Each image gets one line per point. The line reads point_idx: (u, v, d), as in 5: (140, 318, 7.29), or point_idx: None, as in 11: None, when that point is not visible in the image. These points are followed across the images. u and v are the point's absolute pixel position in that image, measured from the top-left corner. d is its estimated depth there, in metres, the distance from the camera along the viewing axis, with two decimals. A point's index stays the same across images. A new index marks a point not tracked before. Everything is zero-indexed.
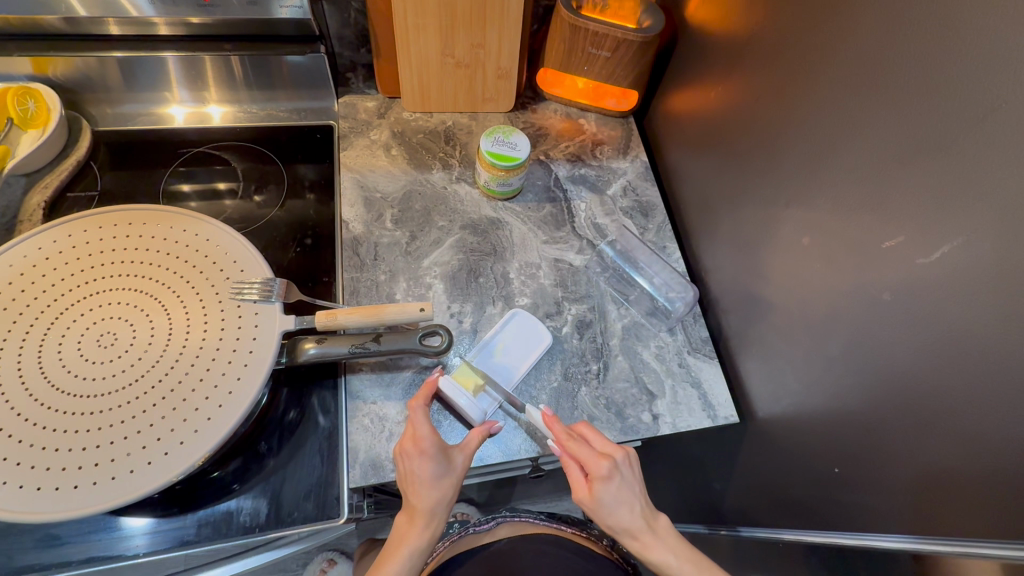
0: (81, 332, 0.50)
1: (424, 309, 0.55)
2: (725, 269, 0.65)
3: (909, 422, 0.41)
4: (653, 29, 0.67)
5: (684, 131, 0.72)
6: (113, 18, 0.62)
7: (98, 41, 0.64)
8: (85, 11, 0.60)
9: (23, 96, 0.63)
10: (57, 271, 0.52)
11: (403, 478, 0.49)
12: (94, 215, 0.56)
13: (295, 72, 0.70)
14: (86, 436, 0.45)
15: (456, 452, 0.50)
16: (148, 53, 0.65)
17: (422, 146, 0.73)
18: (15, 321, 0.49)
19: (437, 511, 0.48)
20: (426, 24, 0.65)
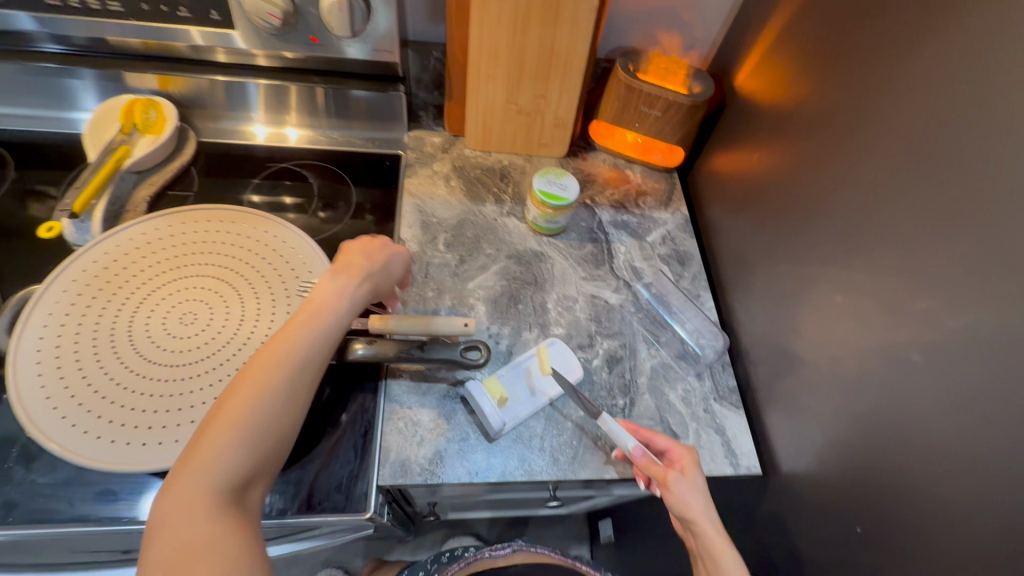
0: (166, 307, 0.56)
1: (467, 324, 0.59)
2: (758, 321, 0.67)
3: (931, 483, 0.42)
4: (703, 95, 0.73)
5: (725, 189, 0.77)
6: (222, 48, 0.71)
7: (209, 67, 0.74)
8: (202, 41, 0.69)
9: (147, 108, 0.72)
10: (155, 254, 0.60)
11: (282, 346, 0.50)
12: (192, 210, 0.63)
13: (369, 104, 0.79)
14: (157, 401, 0.50)
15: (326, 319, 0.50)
16: (249, 79, 0.74)
17: (479, 181, 0.79)
18: (114, 293, 0.56)
19: (271, 385, 0.45)
20: (497, 74, 0.73)
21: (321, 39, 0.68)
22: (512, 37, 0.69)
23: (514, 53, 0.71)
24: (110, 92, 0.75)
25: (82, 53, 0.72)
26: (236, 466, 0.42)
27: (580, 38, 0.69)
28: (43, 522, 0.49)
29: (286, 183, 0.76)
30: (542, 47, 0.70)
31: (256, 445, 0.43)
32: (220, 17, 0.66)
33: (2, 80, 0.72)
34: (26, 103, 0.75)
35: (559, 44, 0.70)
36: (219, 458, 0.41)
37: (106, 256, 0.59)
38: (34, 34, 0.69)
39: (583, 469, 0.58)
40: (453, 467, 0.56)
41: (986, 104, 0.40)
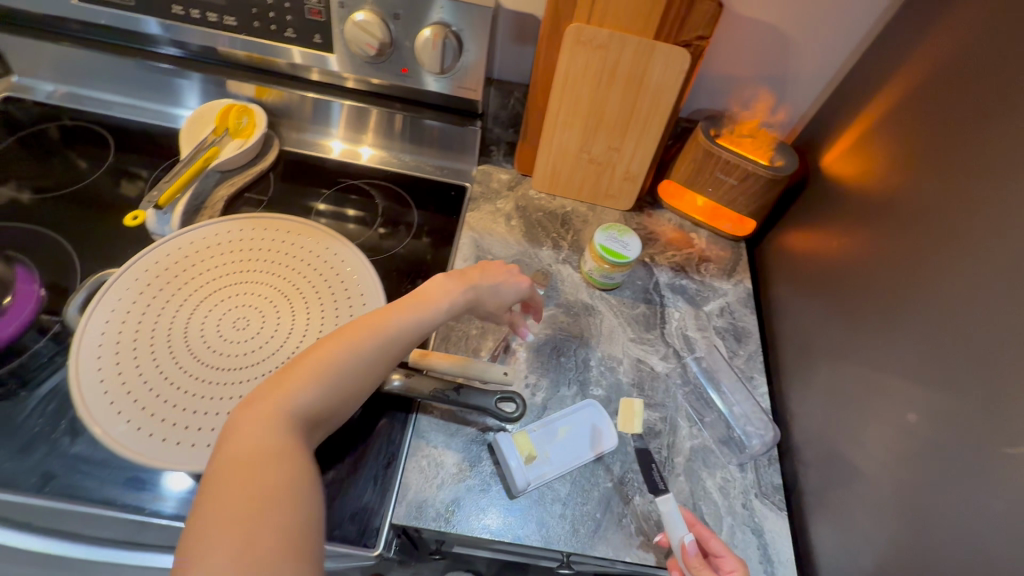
0: (222, 310, 0.59)
1: (508, 373, 0.60)
2: (814, 418, 0.62)
3: None
4: (785, 170, 0.70)
5: (796, 269, 0.72)
6: (315, 68, 0.74)
7: (300, 82, 0.78)
8: (298, 59, 0.72)
9: (241, 114, 0.77)
10: (223, 255, 0.63)
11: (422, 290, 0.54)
12: (263, 216, 0.66)
13: (442, 134, 0.80)
14: (198, 401, 0.52)
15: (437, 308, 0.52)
16: (338, 98, 0.78)
17: (540, 224, 0.79)
18: (179, 288, 0.60)
19: (367, 349, 0.47)
20: (574, 122, 0.73)
21: (410, 69, 0.70)
22: (595, 88, 0.69)
23: (594, 105, 0.71)
24: (210, 94, 0.80)
25: (195, 59, 0.77)
26: (309, 404, 0.44)
27: (663, 98, 0.69)
28: (73, 499, 0.51)
29: (353, 199, 0.78)
30: (623, 103, 0.70)
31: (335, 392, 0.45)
32: (322, 40, 0.69)
33: (120, 73, 0.79)
34: (138, 95, 0.82)
35: (642, 101, 0.70)
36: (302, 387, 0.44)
37: (178, 252, 0.62)
38: (159, 38, 0.75)
39: (604, 546, 0.55)
40: (469, 518, 0.54)
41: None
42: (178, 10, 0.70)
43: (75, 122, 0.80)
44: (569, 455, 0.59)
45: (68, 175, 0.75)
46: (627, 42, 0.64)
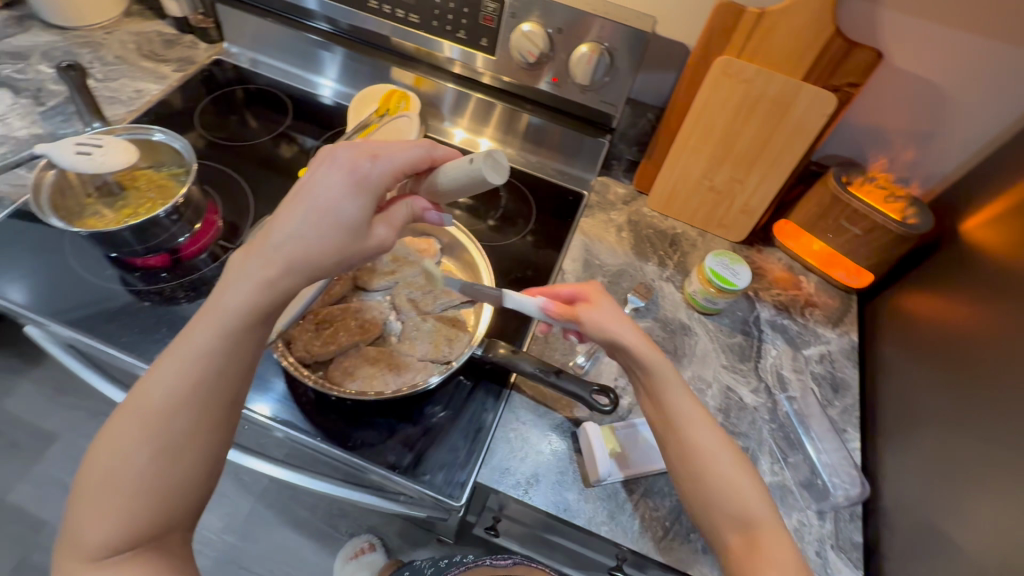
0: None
1: (472, 160, 0.50)
2: (910, 484, 0.60)
3: None
4: (917, 229, 0.69)
5: (912, 331, 0.70)
6: (460, 62, 0.82)
7: (445, 74, 0.86)
8: (449, 53, 0.80)
9: (400, 99, 0.85)
10: None
11: (291, 196, 0.44)
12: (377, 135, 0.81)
13: (566, 139, 0.85)
14: None
15: (325, 206, 0.43)
16: (475, 92, 0.86)
17: (649, 241, 0.82)
18: None
19: (172, 364, 0.42)
20: (702, 149, 0.76)
21: (560, 79, 0.77)
22: (731, 120, 0.71)
23: (727, 135, 0.73)
24: (375, 79, 0.91)
25: (345, 36, 0.88)
26: (163, 396, 0.41)
27: (799, 138, 0.70)
28: None
29: None
30: (757, 137, 0.72)
31: (168, 433, 0.41)
32: (488, 44, 0.77)
33: (306, 50, 0.92)
34: (309, 70, 0.95)
35: (776, 139, 0.71)
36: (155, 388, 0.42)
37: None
38: (314, 13, 0.87)
39: (670, 554, 0.56)
40: (545, 495, 0.58)
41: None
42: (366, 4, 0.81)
43: (260, 87, 0.94)
44: (650, 459, 0.60)
45: (251, 131, 0.88)
46: (774, 80, 0.66)
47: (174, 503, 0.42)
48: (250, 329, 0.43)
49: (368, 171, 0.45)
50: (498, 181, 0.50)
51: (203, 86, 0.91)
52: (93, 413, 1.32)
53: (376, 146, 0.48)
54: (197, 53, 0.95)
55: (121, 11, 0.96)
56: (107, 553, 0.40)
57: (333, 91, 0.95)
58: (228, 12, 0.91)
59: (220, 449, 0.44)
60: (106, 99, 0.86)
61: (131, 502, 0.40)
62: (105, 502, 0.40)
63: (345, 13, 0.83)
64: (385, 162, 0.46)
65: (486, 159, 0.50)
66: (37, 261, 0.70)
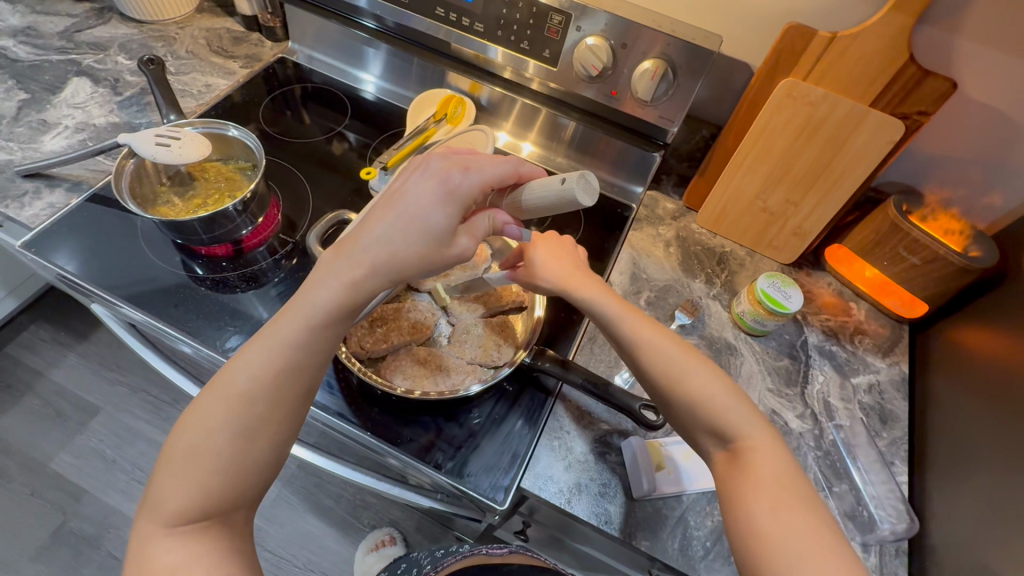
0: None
1: (564, 181, 0.51)
2: (961, 523, 0.59)
3: None
4: (981, 263, 0.67)
5: (968, 366, 0.68)
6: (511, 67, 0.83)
7: (492, 77, 0.88)
8: (498, 58, 0.81)
9: (457, 104, 0.88)
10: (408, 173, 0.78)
11: (387, 201, 0.49)
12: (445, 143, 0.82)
13: (614, 150, 0.86)
14: None
15: (415, 215, 0.47)
16: (524, 97, 0.87)
17: (696, 257, 0.81)
18: None
19: (256, 353, 0.47)
20: (758, 169, 0.75)
21: (620, 92, 0.77)
22: (792, 141, 0.71)
23: (785, 156, 0.72)
24: (431, 83, 0.93)
25: (391, 33, 0.90)
26: (243, 383, 0.46)
27: (861, 163, 0.69)
28: None
29: None
30: (817, 161, 0.71)
31: (245, 416, 0.46)
32: (550, 56, 0.78)
33: (366, 53, 0.94)
34: (353, 65, 0.97)
35: (836, 163, 0.70)
36: (237, 372, 0.47)
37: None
38: (362, 11, 0.89)
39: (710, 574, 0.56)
40: (587, 506, 0.59)
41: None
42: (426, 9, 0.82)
43: (319, 86, 0.97)
44: (695, 479, 0.61)
45: (310, 129, 0.91)
46: (840, 104, 0.66)
47: (245, 477, 0.46)
48: (326, 326, 0.48)
49: (457, 181, 0.48)
50: (587, 203, 0.50)
51: (266, 83, 0.95)
52: (135, 389, 1.37)
53: (468, 159, 0.51)
54: (262, 50, 0.98)
55: (193, 7, 1.00)
56: (178, 520, 0.44)
57: (375, 87, 0.97)
58: (293, 12, 0.93)
59: (289, 434, 0.48)
60: (178, 92, 0.90)
61: (210, 476, 0.45)
62: (192, 474, 0.45)
63: (391, 12, 0.85)
64: (476, 175, 0.48)
65: (578, 179, 0.50)
66: (110, 244, 0.73)
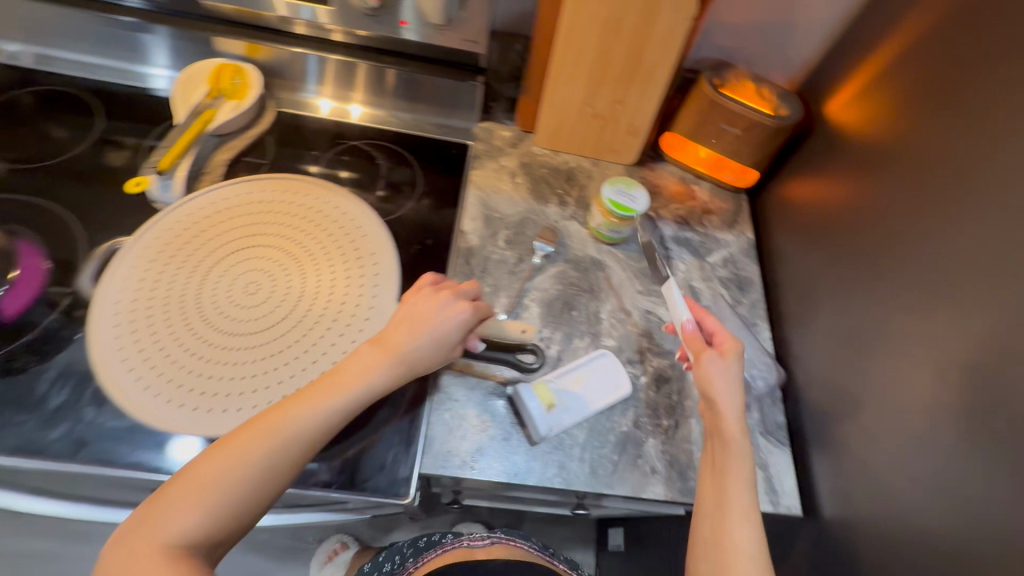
0: (249, 275, 0.62)
1: None
2: (816, 358, 0.65)
3: (984, 554, 0.41)
4: (790, 119, 0.71)
5: (798, 217, 0.74)
6: (301, 21, 0.72)
7: (270, 34, 0.74)
8: (281, 10, 0.71)
9: (235, 74, 0.74)
10: (218, 230, 0.65)
11: (409, 317, 0.54)
12: (271, 180, 0.70)
13: (433, 88, 0.78)
14: (216, 364, 0.57)
15: (438, 336, 0.54)
16: (317, 51, 0.75)
17: (545, 181, 0.79)
18: (184, 278, 0.61)
19: (309, 414, 0.48)
20: (578, 76, 0.72)
21: (410, 23, 0.71)
22: (602, 38, 0.68)
23: (600, 57, 0.70)
24: (194, 53, 0.76)
25: (167, 12, 0.74)
26: (302, 434, 0.47)
27: (669, 45, 0.67)
28: (107, 464, 0.52)
29: (348, 159, 0.77)
30: (629, 53, 0.69)
31: (287, 458, 0.46)
32: None
33: (99, 33, 0.75)
34: (118, 57, 0.78)
35: (648, 50, 0.68)
36: (294, 420, 0.47)
37: (178, 225, 0.64)
38: None
39: (622, 484, 0.58)
40: (494, 465, 0.57)
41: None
42: None
43: (49, 86, 0.76)
44: (592, 399, 0.61)
45: (52, 144, 0.72)
46: None
47: (252, 514, 0.45)
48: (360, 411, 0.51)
49: (471, 317, 0.55)
50: None
51: None
52: None
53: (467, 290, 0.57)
54: None
55: None
56: (179, 542, 0.42)
57: (170, 81, 0.79)
58: None
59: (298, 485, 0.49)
60: None
61: (230, 500, 0.44)
62: (218, 495, 0.43)
63: None
64: (482, 309, 0.56)
65: None
66: None
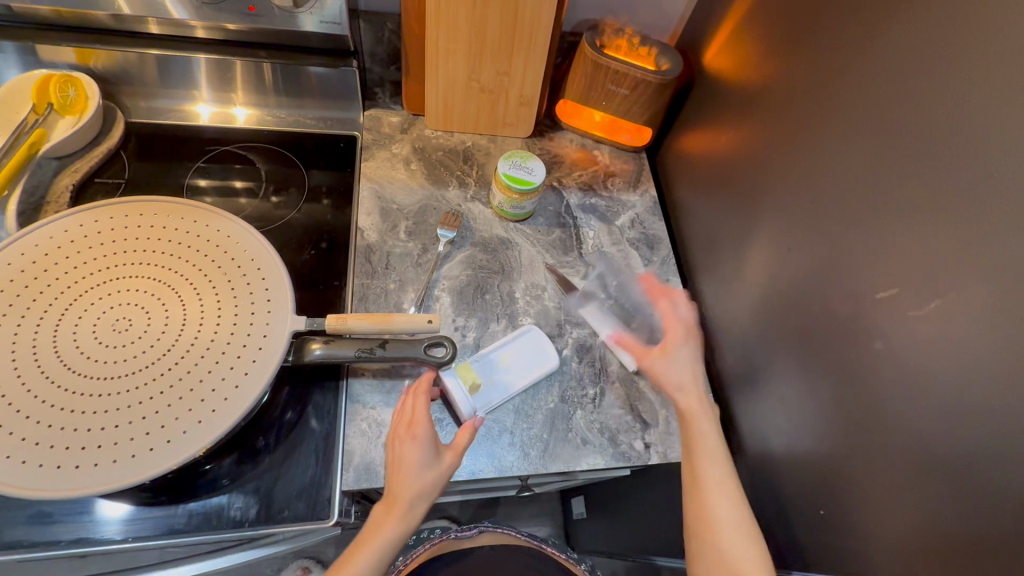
0: (114, 309, 0.52)
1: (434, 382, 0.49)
2: (725, 303, 0.67)
3: (884, 462, 0.44)
4: (672, 73, 0.71)
5: (694, 169, 0.75)
6: (155, 18, 0.64)
7: (103, 36, 0.66)
8: (129, 10, 0.62)
9: (64, 84, 0.65)
10: (70, 259, 0.54)
11: (390, 467, 0.50)
12: (138, 202, 0.59)
13: (307, 79, 0.72)
14: (69, 417, 0.46)
15: (421, 490, 0.49)
16: (168, 51, 0.67)
17: (441, 164, 0.75)
18: (24, 314, 0.51)
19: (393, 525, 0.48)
20: (456, 49, 0.69)
21: (259, 8, 0.63)
22: (472, 6, 0.64)
23: (474, 27, 0.66)
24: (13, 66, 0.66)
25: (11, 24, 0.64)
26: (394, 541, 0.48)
27: (543, 9, 0.65)
28: None
29: (238, 167, 0.70)
30: (503, 21, 0.66)
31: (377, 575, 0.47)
32: None
33: None
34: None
35: (522, 15, 0.66)
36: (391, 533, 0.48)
37: (8, 267, 0.52)
38: None
39: (554, 461, 0.57)
40: None
41: (970, 80, 0.39)
42: None
43: None
44: (518, 378, 0.60)
45: None
46: None
47: None
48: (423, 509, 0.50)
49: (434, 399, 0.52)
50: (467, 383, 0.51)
51: None
52: None
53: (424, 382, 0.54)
54: None
55: None
56: None
57: None
58: None
59: None
60: None
61: None
62: None
63: None
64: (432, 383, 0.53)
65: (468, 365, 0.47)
66: None
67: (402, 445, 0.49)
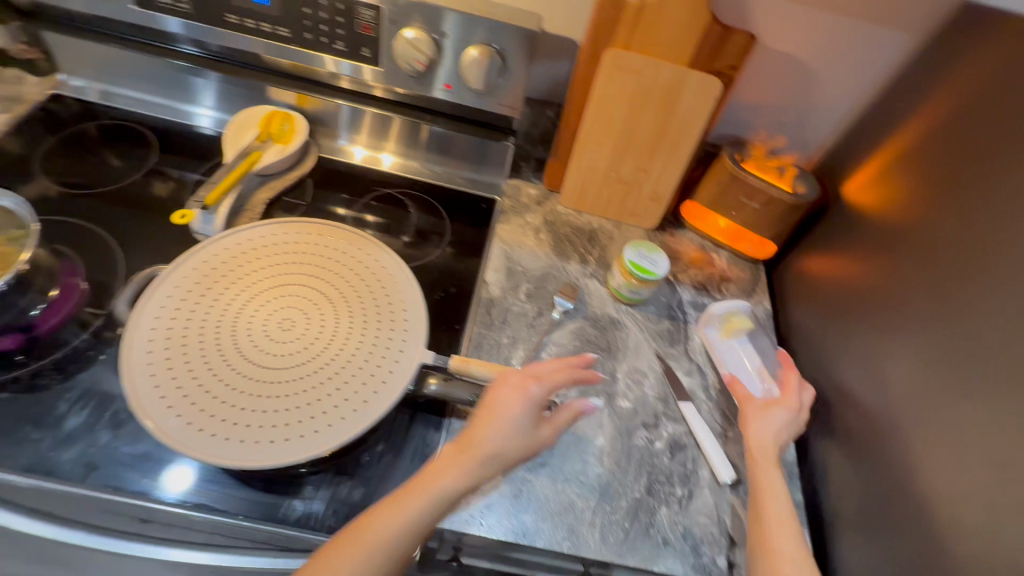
0: (284, 309, 0.61)
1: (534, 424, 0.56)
2: (835, 435, 0.64)
3: None
4: (807, 197, 0.74)
5: (817, 292, 0.75)
6: (346, 76, 0.77)
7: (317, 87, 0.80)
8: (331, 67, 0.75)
9: (283, 120, 0.79)
10: (259, 260, 0.64)
11: (481, 410, 0.53)
12: (318, 222, 0.69)
13: (467, 145, 0.82)
14: (231, 393, 0.54)
15: (493, 456, 0.51)
16: (361, 104, 0.80)
17: (567, 239, 0.81)
18: (217, 298, 0.60)
19: (452, 481, 0.49)
20: (604, 142, 0.76)
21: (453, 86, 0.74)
22: (628, 109, 0.72)
23: (626, 127, 0.74)
24: (248, 99, 0.82)
25: (214, 58, 0.79)
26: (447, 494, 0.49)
27: (693, 122, 0.72)
28: (115, 490, 0.52)
29: (372, 202, 0.80)
30: (654, 127, 0.73)
31: (410, 529, 0.47)
32: (371, 54, 0.73)
33: (164, 77, 0.81)
34: (180, 99, 0.84)
35: (672, 125, 0.73)
36: (443, 488, 0.49)
37: (215, 257, 0.63)
38: (176, 36, 0.77)
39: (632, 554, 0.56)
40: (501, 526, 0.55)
41: None
42: (233, 19, 0.73)
43: (114, 121, 0.82)
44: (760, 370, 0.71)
45: (105, 172, 0.76)
46: (663, 69, 0.68)
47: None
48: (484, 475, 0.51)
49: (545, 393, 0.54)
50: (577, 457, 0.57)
51: (43, 127, 0.78)
52: None
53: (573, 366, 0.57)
54: (28, 88, 0.81)
55: None
56: None
57: (211, 121, 0.85)
58: (61, 40, 0.78)
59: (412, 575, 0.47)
60: None
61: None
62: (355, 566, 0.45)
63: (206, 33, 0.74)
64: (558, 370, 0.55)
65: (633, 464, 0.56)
66: None
67: (504, 408, 0.52)
